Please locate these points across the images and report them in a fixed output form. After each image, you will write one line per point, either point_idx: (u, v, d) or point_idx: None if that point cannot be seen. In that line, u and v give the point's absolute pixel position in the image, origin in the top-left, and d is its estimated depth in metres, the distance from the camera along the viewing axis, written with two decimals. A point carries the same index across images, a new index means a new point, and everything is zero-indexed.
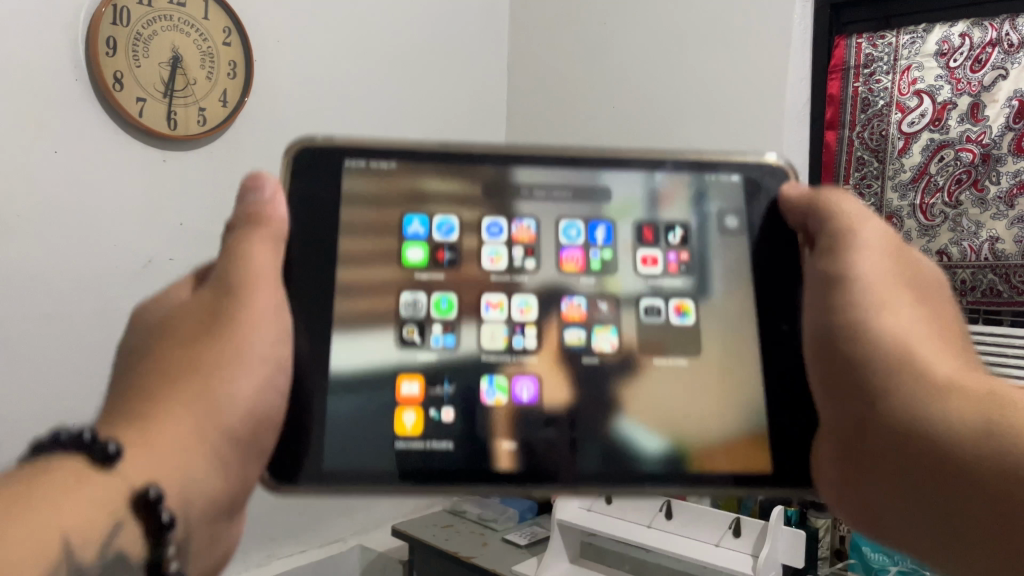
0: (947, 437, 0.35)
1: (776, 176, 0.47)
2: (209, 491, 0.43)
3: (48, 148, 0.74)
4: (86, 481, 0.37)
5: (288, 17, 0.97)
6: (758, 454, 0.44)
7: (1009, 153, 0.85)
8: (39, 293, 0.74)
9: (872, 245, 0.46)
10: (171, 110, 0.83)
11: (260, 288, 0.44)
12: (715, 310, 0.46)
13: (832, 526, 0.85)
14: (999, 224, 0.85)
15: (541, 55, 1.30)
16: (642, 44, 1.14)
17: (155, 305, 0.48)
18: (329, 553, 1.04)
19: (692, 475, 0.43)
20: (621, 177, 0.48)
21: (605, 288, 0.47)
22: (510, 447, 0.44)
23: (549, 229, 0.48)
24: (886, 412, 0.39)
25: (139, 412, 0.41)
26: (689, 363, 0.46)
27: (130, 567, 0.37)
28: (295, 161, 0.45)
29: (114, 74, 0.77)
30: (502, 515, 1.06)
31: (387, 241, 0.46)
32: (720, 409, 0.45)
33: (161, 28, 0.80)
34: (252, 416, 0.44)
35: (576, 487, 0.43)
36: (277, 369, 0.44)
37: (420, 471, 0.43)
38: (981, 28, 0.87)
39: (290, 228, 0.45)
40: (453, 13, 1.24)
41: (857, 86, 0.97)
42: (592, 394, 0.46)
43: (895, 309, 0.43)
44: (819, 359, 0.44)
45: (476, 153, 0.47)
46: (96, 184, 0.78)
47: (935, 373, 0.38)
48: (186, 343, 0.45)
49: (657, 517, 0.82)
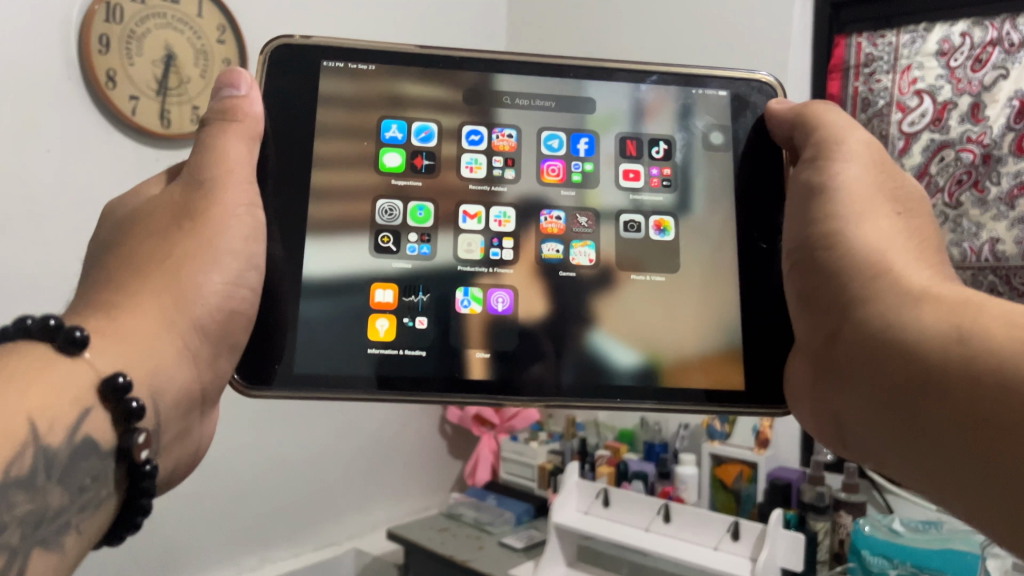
0: (911, 338, 0.34)
1: (763, 92, 0.51)
2: (184, 380, 0.43)
3: (41, 147, 0.73)
4: (53, 366, 0.36)
5: (284, 14, 0.96)
6: (726, 354, 0.48)
7: (1010, 153, 0.83)
8: (30, 294, 0.73)
9: (857, 156, 0.45)
10: (165, 109, 0.82)
11: (237, 183, 0.47)
12: (693, 222, 0.50)
13: (832, 529, 0.84)
14: (999, 225, 0.84)
15: (540, 54, 1.29)
16: (641, 42, 1.14)
17: (128, 201, 0.50)
18: (323, 557, 1.03)
19: (659, 382, 0.47)
20: (608, 88, 0.52)
21: (586, 202, 0.52)
22: (485, 357, 0.47)
23: (530, 139, 0.52)
24: (860, 320, 0.38)
25: (108, 300, 0.42)
26: (665, 278, 0.50)
27: (99, 453, 0.37)
28: (273, 58, 0.48)
29: (108, 72, 0.76)
30: (498, 518, 1.05)
31: (359, 143, 0.50)
32: (690, 316, 0.49)
33: (154, 26, 0.79)
34: (224, 309, 0.45)
35: (559, 399, 0.47)
36: (251, 265, 0.46)
37: (395, 377, 0.46)
38: (982, 28, 0.86)
39: (267, 125, 0.48)
40: (451, 11, 1.23)
41: (857, 86, 0.97)
42: (570, 307, 0.49)
43: (874, 218, 0.42)
44: (801, 271, 0.44)
45: (457, 57, 0.50)
46: (85, 178, 0.77)
47: (910, 280, 0.37)
48: (158, 233, 0.45)
49: (655, 520, 0.81)
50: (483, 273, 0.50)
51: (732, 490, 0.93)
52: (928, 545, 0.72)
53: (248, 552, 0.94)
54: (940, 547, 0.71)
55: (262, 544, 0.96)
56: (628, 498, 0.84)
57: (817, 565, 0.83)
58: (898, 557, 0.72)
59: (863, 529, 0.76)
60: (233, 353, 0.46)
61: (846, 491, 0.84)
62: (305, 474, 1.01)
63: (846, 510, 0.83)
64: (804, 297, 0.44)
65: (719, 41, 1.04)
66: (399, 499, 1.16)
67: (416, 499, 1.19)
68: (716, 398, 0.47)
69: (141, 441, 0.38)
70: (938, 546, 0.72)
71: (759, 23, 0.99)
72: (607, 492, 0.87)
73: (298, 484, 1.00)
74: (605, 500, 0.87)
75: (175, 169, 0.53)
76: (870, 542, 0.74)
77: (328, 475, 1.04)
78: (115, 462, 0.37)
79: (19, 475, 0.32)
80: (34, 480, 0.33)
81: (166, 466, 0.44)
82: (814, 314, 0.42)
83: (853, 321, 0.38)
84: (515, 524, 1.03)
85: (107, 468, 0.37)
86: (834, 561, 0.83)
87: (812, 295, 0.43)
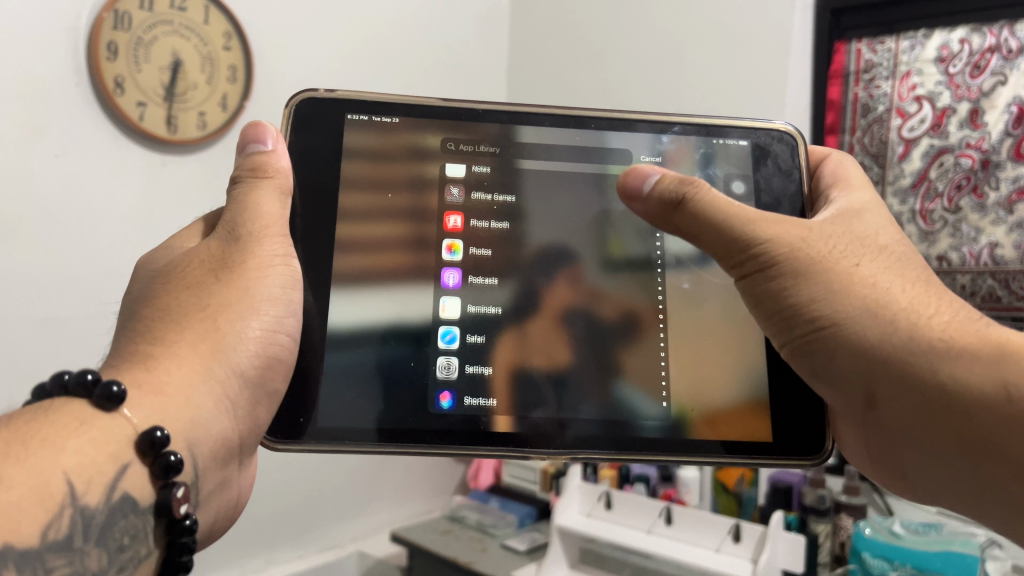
0: (959, 397, 0.39)
1: (784, 141, 0.52)
2: (221, 431, 0.44)
3: (50, 152, 0.74)
4: (90, 423, 0.37)
5: (289, 21, 0.96)
6: (744, 408, 0.48)
7: (1008, 159, 0.84)
8: (40, 299, 0.74)
9: (774, 233, 0.43)
10: (171, 115, 0.83)
11: (271, 235, 0.47)
12: (712, 274, 0.51)
13: (834, 532, 0.85)
14: (998, 229, 0.85)
15: (541, 58, 1.30)
16: (641, 46, 1.15)
17: (160, 254, 0.50)
18: (328, 559, 1.03)
19: (687, 434, 0.48)
20: (630, 139, 0.52)
21: (609, 249, 0.52)
22: (511, 408, 0.48)
23: (554, 182, 0.52)
24: (901, 392, 0.41)
25: (144, 352, 0.41)
26: (690, 319, 0.51)
27: (138, 510, 0.38)
28: (297, 113, 0.49)
29: (115, 79, 0.77)
30: (501, 521, 1.05)
31: (384, 195, 0.51)
32: (719, 371, 0.50)
33: (162, 33, 0.80)
34: (262, 356, 0.45)
35: (579, 450, 0.47)
36: (289, 312, 0.47)
37: (420, 429, 0.47)
38: (981, 34, 0.87)
39: (296, 180, 0.49)
40: (454, 18, 1.24)
41: (857, 91, 0.98)
42: (586, 356, 0.50)
43: (846, 272, 0.43)
44: (802, 354, 0.45)
45: (480, 110, 0.51)
46: (91, 187, 0.77)
47: (930, 335, 0.40)
48: (192, 286, 0.45)
49: (657, 523, 0.82)
50: (507, 321, 0.50)
51: (733, 493, 0.93)
52: (928, 547, 0.72)
53: (254, 554, 0.95)
54: (939, 548, 0.71)
55: (266, 546, 0.97)
56: (631, 500, 0.85)
57: (818, 566, 0.84)
58: (898, 559, 0.73)
59: (863, 531, 0.77)
60: (272, 400, 0.46)
61: (847, 493, 0.85)
62: (309, 476, 1.02)
63: (846, 513, 0.84)
64: (814, 370, 0.44)
65: (720, 42, 1.05)
66: (403, 502, 1.17)
67: (418, 503, 1.20)
68: (734, 449, 0.48)
69: (179, 495, 0.39)
70: (938, 547, 0.72)
71: (760, 24, 1.00)
72: (608, 495, 0.88)
73: (303, 485, 1.01)
74: (608, 503, 0.87)
75: (207, 221, 0.53)
76: (871, 544, 0.75)
77: (332, 483, 1.05)
78: (154, 518, 0.39)
79: (56, 538, 0.33)
80: (71, 543, 0.34)
81: (208, 517, 0.46)
82: (835, 383, 0.44)
83: (893, 389, 0.41)
84: (518, 527, 1.05)
85: (146, 525, 0.38)
86: (835, 563, 0.84)
87: (825, 368, 0.44)
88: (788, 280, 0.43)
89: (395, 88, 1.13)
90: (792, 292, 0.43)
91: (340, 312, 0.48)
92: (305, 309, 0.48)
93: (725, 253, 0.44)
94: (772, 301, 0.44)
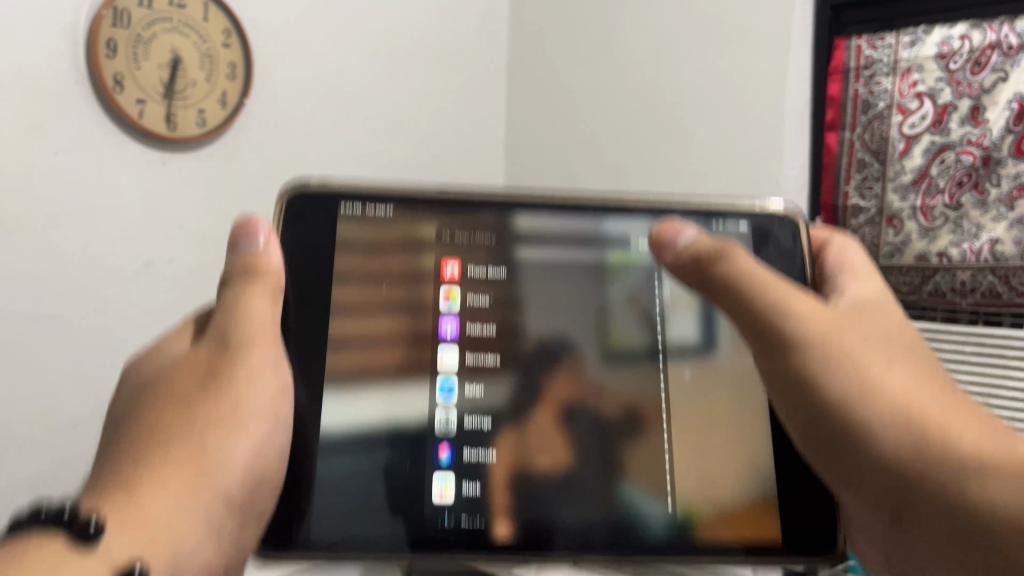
0: (993, 527, 0.35)
1: (785, 223, 0.47)
2: (206, 559, 0.38)
3: (49, 151, 0.74)
4: (68, 564, 0.31)
5: (288, 19, 0.96)
6: (767, 512, 0.44)
7: (1009, 156, 0.84)
8: (40, 298, 0.74)
9: (801, 320, 0.41)
10: (171, 112, 0.82)
11: (261, 343, 0.42)
12: (720, 365, 0.47)
13: None
14: (999, 226, 0.85)
15: (540, 56, 1.29)
16: (641, 44, 1.15)
17: (147, 358, 0.45)
18: None
19: (695, 540, 0.43)
20: (627, 224, 0.48)
21: (610, 340, 0.47)
22: (509, 511, 0.44)
23: (555, 271, 0.48)
24: (927, 507, 0.37)
25: (128, 479, 0.36)
26: (700, 408, 0.46)
27: None
28: (289, 205, 0.45)
29: (114, 77, 0.77)
30: None
31: (378, 289, 0.46)
32: (727, 465, 0.45)
33: (161, 31, 0.80)
34: (251, 473, 0.41)
35: (580, 557, 0.43)
36: (279, 424, 0.42)
37: (420, 536, 0.42)
38: (981, 31, 0.87)
39: (286, 276, 0.45)
40: (454, 16, 1.24)
41: (858, 87, 0.97)
42: (595, 456, 0.45)
43: (873, 370, 0.40)
44: (821, 453, 0.41)
45: (475, 200, 0.47)
46: (91, 186, 0.77)
47: (959, 449, 0.37)
48: (180, 401, 0.40)
49: None
50: None
51: None
52: None
53: None
54: None
55: None
56: None
57: None
58: None
59: None
60: (260, 517, 0.41)
61: None
62: None
63: None
64: (835, 474, 0.41)
65: (719, 39, 1.05)
66: None
67: None
68: (753, 552, 0.43)
69: None
70: None
71: (759, 22, 1.00)
72: None
73: None
74: None
75: (198, 318, 0.48)
76: None
77: None
78: None
79: None
80: None
81: None
82: (857, 491, 0.40)
83: (920, 504, 0.38)
84: None
85: None
86: None
87: (845, 472, 0.40)
88: (813, 373, 0.40)
89: (394, 86, 1.13)
90: (817, 386, 0.40)
91: (334, 414, 0.44)
92: (297, 416, 0.43)
93: (752, 332, 0.42)
94: (796, 392, 0.41)
